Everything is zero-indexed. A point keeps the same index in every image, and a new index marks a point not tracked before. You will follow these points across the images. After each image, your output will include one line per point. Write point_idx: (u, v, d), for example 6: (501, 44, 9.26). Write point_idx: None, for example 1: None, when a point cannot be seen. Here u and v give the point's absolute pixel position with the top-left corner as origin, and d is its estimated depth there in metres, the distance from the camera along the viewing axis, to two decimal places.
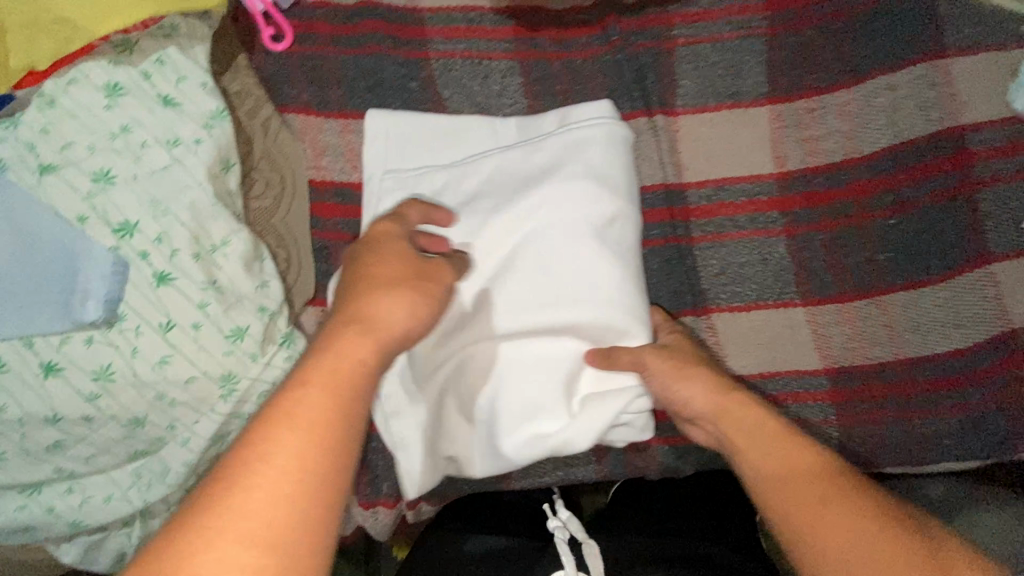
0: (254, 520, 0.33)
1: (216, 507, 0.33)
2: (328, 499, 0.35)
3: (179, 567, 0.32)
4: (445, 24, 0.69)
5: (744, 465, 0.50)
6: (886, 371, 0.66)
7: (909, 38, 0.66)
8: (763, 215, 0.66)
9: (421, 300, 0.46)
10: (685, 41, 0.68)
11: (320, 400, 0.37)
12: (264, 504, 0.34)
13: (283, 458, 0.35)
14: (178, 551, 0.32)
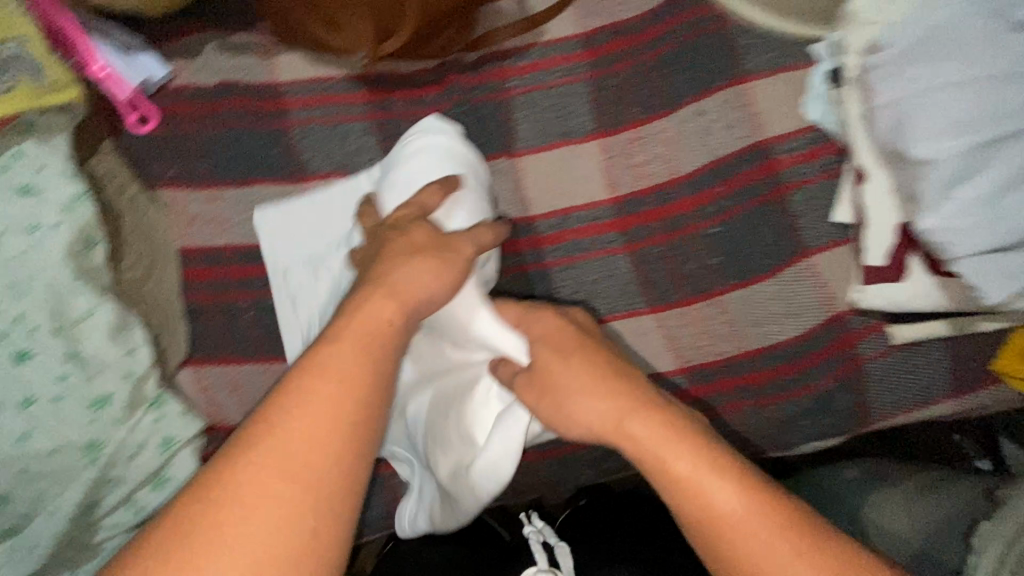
0: (302, 446, 0.43)
1: (262, 442, 0.43)
2: (349, 437, 0.45)
3: (240, 489, 0.42)
4: (303, 95, 0.75)
5: (674, 488, 0.49)
6: (738, 364, 0.74)
7: (712, 70, 0.76)
8: (604, 236, 0.74)
9: (438, 262, 0.57)
10: (518, 91, 0.76)
11: (342, 367, 0.47)
12: (302, 444, 0.44)
13: (311, 398, 0.45)
14: (226, 474, 0.42)
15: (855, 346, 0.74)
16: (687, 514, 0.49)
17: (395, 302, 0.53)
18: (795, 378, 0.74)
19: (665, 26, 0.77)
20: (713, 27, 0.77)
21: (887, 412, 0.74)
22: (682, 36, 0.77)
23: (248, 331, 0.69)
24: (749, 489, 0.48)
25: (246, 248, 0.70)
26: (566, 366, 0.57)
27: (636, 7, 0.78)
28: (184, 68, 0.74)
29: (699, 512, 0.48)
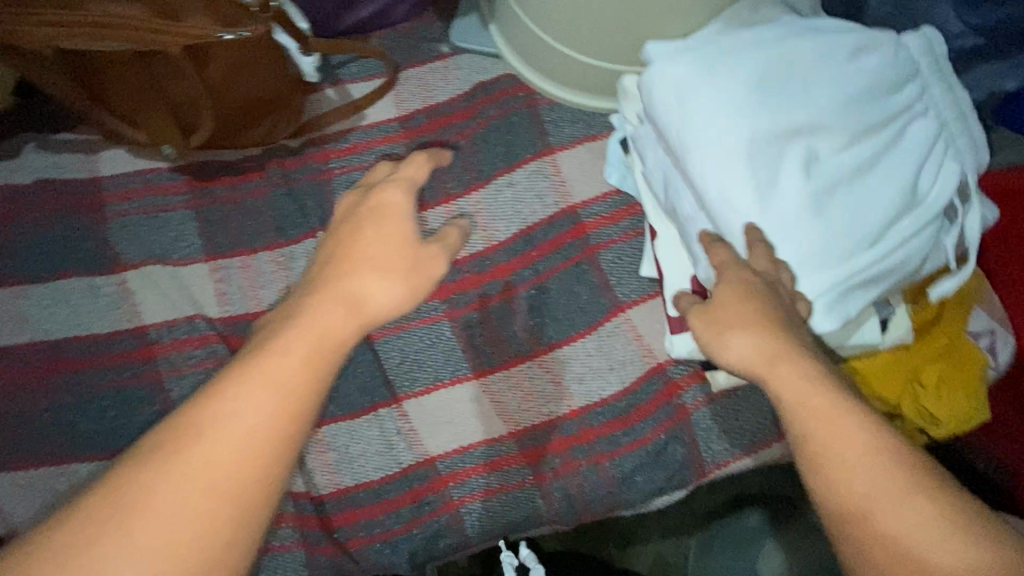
0: (225, 446, 0.40)
1: (189, 440, 0.40)
2: (252, 459, 0.40)
3: (180, 482, 0.39)
4: (121, 188, 0.77)
5: (827, 475, 0.43)
6: (565, 422, 0.74)
7: (520, 143, 0.81)
8: (425, 304, 0.76)
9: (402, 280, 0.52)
10: (339, 172, 0.80)
11: (267, 371, 0.43)
12: (225, 454, 0.40)
13: (256, 404, 0.41)
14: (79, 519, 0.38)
15: (679, 396, 0.75)
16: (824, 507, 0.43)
17: (354, 317, 0.49)
18: (625, 432, 0.74)
19: (478, 106, 0.84)
20: (521, 104, 0.83)
21: (720, 459, 0.74)
22: (493, 115, 0.83)
23: (48, 430, 0.67)
24: (897, 490, 0.40)
25: (51, 344, 0.70)
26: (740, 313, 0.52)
27: (451, 91, 0.85)
28: (3, 171, 0.76)
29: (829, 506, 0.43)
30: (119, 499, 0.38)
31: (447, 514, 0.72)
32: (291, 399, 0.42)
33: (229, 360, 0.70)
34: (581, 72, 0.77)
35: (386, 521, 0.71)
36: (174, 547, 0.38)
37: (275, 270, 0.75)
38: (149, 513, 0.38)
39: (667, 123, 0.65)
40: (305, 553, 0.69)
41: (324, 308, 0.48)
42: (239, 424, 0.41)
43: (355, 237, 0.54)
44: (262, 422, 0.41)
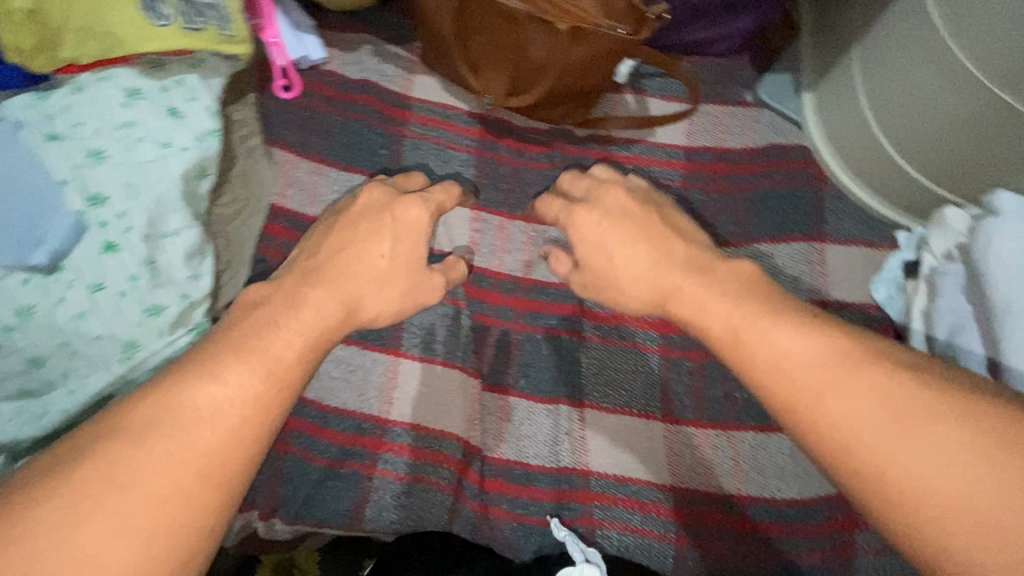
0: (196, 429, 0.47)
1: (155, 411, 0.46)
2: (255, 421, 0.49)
3: (139, 455, 0.44)
4: (425, 113, 0.83)
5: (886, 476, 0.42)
6: (728, 501, 0.73)
7: (794, 220, 0.79)
8: (645, 331, 0.76)
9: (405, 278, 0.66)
10: (613, 176, 0.82)
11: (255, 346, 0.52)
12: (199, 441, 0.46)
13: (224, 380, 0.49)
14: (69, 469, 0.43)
15: (852, 532, 0.72)
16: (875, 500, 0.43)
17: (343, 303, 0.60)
18: (783, 539, 0.72)
19: (766, 165, 0.82)
20: (808, 182, 0.81)
21: None
22: (778, 181, 0.81)
23: None
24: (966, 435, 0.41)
25: None
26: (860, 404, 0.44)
27: (744, 141, 0.84)
28: (338, 58, 0.84)
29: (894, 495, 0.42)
30: (141, 433, 0.45)
31: (584, 528, 0.74)
32: (262, 385, 0.50)
33: (462, 303, 0.76)
34: (897, 181, 0.75)
35: (529, 507, 0.74)
36: (143, 481, 0.43)
37: (525, 240, 0.79)
38: (167, 449, 0.45)
39: (995, 285, 0.61)
40: (453, 500, 0.72)
41: (321, 298, 0.59)
42: (215, 407, 0.48)
43: (359, 238, 0.65)
44: (247, 400, 0.49)
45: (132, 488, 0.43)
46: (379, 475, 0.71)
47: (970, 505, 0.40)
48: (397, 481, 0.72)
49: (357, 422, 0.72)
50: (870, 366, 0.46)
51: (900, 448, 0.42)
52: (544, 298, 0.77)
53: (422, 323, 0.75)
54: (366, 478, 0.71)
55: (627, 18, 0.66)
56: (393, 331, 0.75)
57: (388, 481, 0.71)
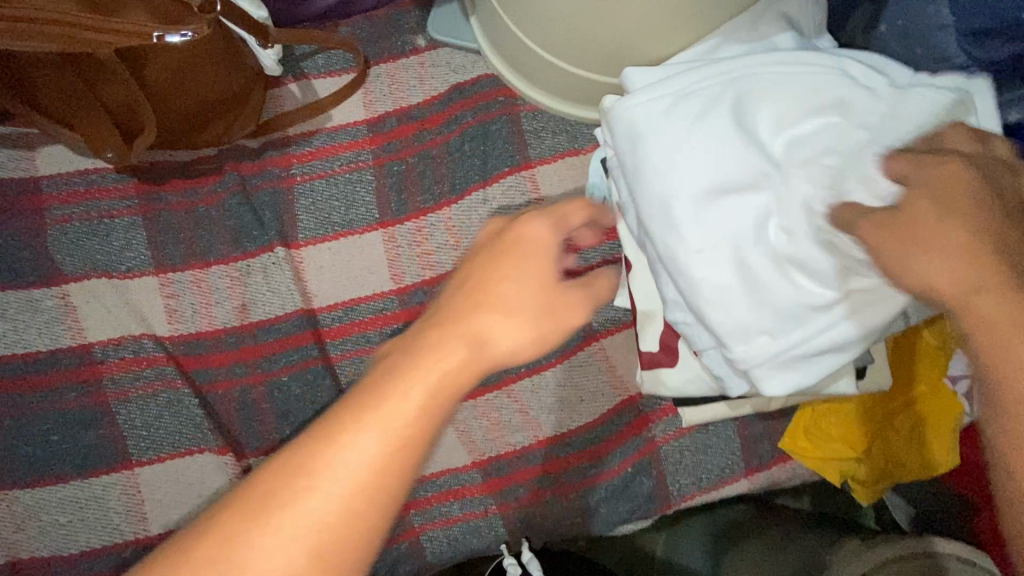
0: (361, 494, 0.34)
1: (342, 458, 0.35)
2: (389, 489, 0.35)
3: (263, 535, 0.33)
4: (63, 190, 0.71)
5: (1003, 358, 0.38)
6: (530, 452, 0.72)
7: (499, 155, 0.76)
8: (390, 327, 0.72)
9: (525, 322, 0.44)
10: (301, 178, 0.74)
11: (415, 398, 0.37)
12: (335, 513, 0.34)
13: (354, 448, 0.35)
14: (195, 555, 0.33)
15: (650, 429, 0.73)
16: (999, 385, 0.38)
17: (469, 355, 0.40)
18: (590, 464, 0.73)
19: (455, 110, 0.77)
20: (501, 110, 0.77)
21: (686, 492, 0.74)
22: (471, 120, 0.77)
23: None
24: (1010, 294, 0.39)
25: None
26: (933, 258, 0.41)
27: (425, 92, 0.78)
28: None
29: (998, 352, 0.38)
30: (260, 501, 0.34)
31: (407, 541, 0.71)
32: (390, 454, 0.35)
33: (178, 383, 0.67)
34: (565, 83, 0.72)
35: None
36: (313, 551, 0.33)
37: (230, 285, 0.71)
38: (281, 527, 0.33)
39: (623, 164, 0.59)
40: None
41: (455, 340, 0.40)
42: (329, 482, 0.34)
43: (492, 260, 0.45)
44: (357, 465, 0.35)
45: (304, 556, 0.33)
46: None
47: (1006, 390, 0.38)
48: None
49: None
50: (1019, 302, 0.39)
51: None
52: (272, 337, 0.70)
53: (144, 422, 0.66)
54: None
55: (189, 17, 0.56)
56: (115, 445, 0.65)
57: None
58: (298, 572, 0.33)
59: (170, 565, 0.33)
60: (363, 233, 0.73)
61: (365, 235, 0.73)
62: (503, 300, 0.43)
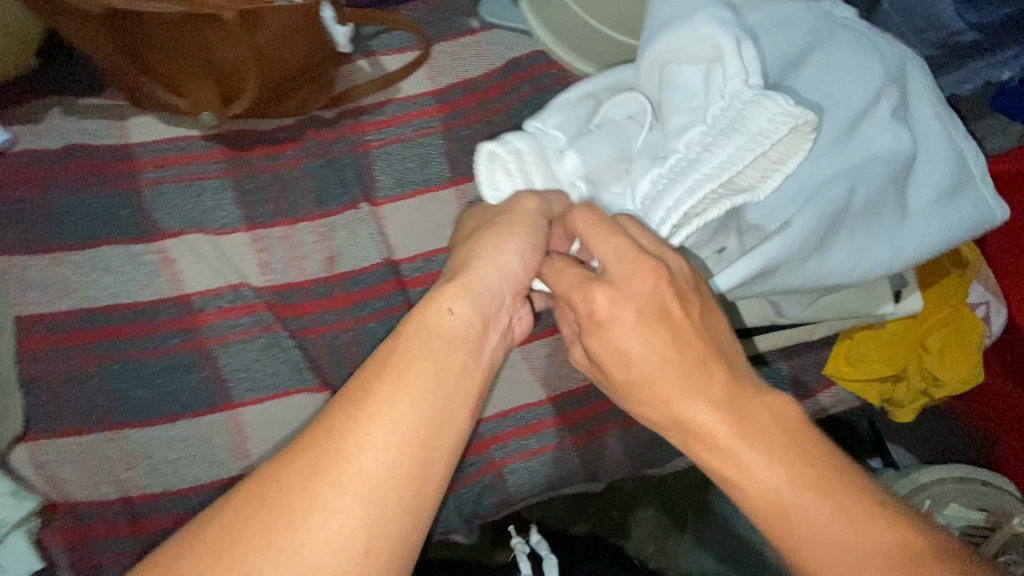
0: (364, 476, 0.40)
1: (318, 450, 0.41)
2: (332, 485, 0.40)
3: (282, 533, 0.38)
4: (155, 156, 0.75)
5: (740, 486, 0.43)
6: (599, 388, 0.78)
7: None
8: None
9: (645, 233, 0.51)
10: (376, 143, 0.80)
11: (418, 370, 0.44)
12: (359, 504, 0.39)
13: (371, 443, 0.41)
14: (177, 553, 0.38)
15: None
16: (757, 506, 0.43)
17: (480, 313, 0.48)
18: None
19: (511, 82, 0.84)
20: (555, 80, 0.85)
21: None
22: (529, 89, 0.84)
23: (86, 398, 0.66)
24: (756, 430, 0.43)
25: (92, 311, 0.68)
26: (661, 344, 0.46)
27: (485, 66, 0.85)
28: (25, 134, 0.73)
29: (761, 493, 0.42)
30: (254, 504, 0.39)
31: (490, 474, 0.76)
32: (381, 475, 0.40)
33: (276, 327, 0.71)
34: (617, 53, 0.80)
35: None
36: (338, 536, 0.39)
37: (317, 239, 0.76)
38: (311, 518, 0.39)
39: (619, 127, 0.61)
40: None
41: (415, 332, 0.46)
42: (366, 476, 0.40)
43: (486, 238, 0.51)
44: (390, 462, 0.41)
45: (330, 538, 0.38)
46: None
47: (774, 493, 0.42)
48: None
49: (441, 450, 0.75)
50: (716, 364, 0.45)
51: (806, 499, 0.41)
52: (358, 287, 0.75)
53: (244, 364, 0.70)
54: None
55: None
56: (215, 386, 0.69)
57: None
58: (337, 561, 0.38)
59: (188, 547, 0.38)
60: (436, 191, 0.79)
61: (438, 192, 0.79)
62: (458, 312, 0.47)
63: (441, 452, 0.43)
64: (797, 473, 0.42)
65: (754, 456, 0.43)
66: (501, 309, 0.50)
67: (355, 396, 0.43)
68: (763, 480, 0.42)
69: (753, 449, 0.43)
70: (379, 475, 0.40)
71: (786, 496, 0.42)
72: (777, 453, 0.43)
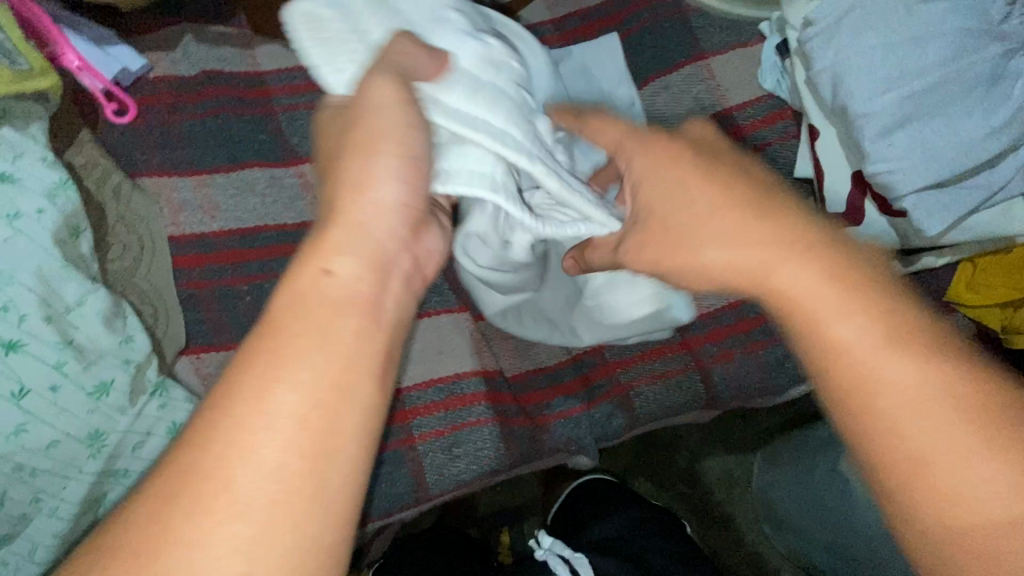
0: (251, 477, 0.33)
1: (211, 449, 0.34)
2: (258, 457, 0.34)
3: (214, 523, 0.32)
4: (287, 83, 0.75)
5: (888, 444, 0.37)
6: (721, 313, 0.79)
7: (677, 47, 0.83)
8: None
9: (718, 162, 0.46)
10: None
11: (288, 325, 0.36)
12: (255, 488, 0.33)
13: (236, 428, 0.34)
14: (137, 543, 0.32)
15: None
16: (897, 483, 0.36)
17: (373, 242, 0.41)
18: (780, 321, 0.78)
19: (630, 11, 0.84)
20: (674, 9, 0.84)
21: None
22: (647, 18, 0.83)
23: (242, 315, 0.67)
24: (896, 343, 0.38)
25: (242, 232, 0.69)
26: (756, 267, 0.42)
27: None
28: (161, 59, 0.73)
29: (906, 462, 0.36)
30: (183, 488, 0.33)
31: (619, 397, 0.77)
32: (293, 423, 0.34)
33: None
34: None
35: (563, 400, 0.75)
36: (244, 547, 0.32)
37: None
38: (198, 521, 0.33)
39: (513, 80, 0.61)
40: (500, 428, 0.71)
41: (336, 260, 0.39)
42: (250, 467, 0.33)
43: (343, 150, 0.44)
44: (275, 440, 0.34)
45: (245, 537, 0.32)
46: (421, 441, 0.69)
47: (945, 453, 0.35)
48: (439, 437, 0.70)
49: (551, 373, 0.76)
50: (804, 257, 0.41)
51: (941, 444, 0.35)
52: None
53: None
54: (409, 450, 0.69)
55: None
56: None
57: (431, 441, 0.70)
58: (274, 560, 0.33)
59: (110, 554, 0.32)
60: None
61: None
62: (341, 271, 0.39)
63: (336, 441, 0.35)
64: (927, 377, 0.37)
65: (914, 411, 0.36)
66: (404, 247, 0.43)
67: (240, 382, 0.35)
68: (886, 377, 0.37)
69: (900, 385, 0.37)
70: (283, 446, 0.34)
71: (905, 411, 0.36)
72: (881, 332, 0.38)
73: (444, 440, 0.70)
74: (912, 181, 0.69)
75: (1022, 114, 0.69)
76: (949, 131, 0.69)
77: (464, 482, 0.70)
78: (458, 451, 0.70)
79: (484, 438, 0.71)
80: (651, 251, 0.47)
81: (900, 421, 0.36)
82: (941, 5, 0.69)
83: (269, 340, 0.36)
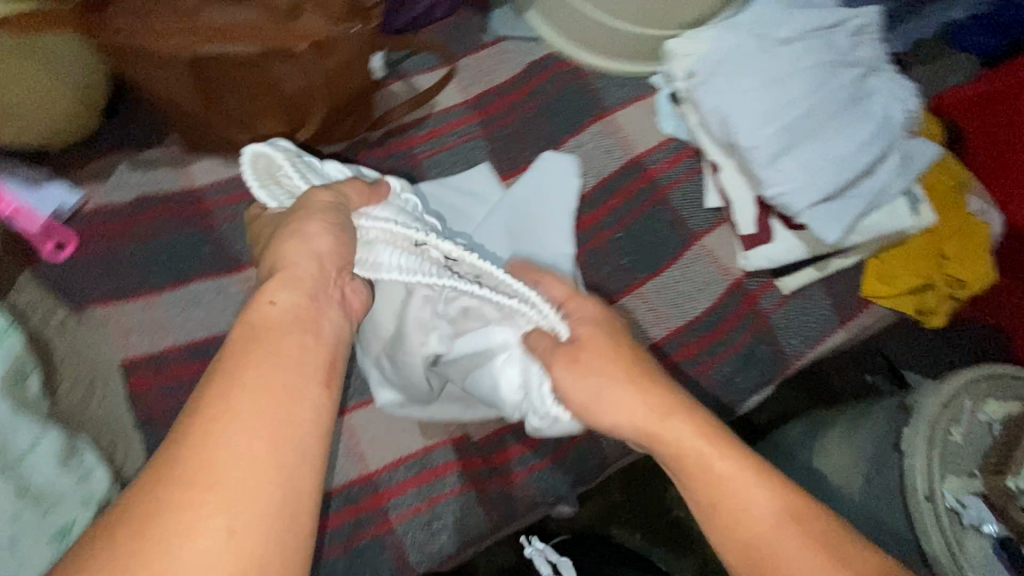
0: (251, 468, 0.43)
1: (203, 455, 0.42)
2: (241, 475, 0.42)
3: (206, 519, 0.40)
4: (223, 193, 0.78)
5: (722, 496, 0.52)
6: (668, 341, 0.83)
7: (583, 109, 0.91)
8: None
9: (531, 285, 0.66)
10: (426, 154, 0.87)
11: (270, 346, 0.49)
12: (245, 489, 0.42)
13: (235, 432, 0.43)
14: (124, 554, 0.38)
15: (758, 304, 0.86)
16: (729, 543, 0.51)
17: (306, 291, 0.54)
18: (722, 340, 0.84)
19: (536, 82, 0.92)
20: (574, 75, 0.93)
21: (799, 351, 0.86)
22: (552, 87, 0.92)
23: None
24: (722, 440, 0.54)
25: (193, 345, 0.71)
26: (602, 343, 0.59)
27: (509, 72, 0.93)
28: (97, 191, 0.76)
29: (726, 511, 0.51)
30: (194, 488, 0.41)
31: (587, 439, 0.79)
32: (269, 445, 0.44)
33: None
34: (625, 46, 0.90)
35: (535, 452, 0.77)
36: (233, 529, 0.40)
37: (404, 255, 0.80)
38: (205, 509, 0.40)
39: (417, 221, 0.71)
40: (476, 493, 0.73)
41: (283, 296, 0.53)
42: (235, 479, 0.42)
43: (283, 236, 0.58)
44: (264, 457, 0.43)
45: (223, 551, 0.39)
46: (399, 522, 0.71)
47: (772, 533, 0.49)
48: (417, 513, 0.71)
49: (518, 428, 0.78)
50: (685, 416, 0.55)
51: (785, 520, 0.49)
52: None
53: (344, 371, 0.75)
54: (389, 532, 0.70)
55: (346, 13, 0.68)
56: None
57: (409, 520, 0.71)
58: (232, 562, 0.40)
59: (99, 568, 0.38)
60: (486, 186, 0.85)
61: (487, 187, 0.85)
62: (280, 301, 0.52)
63: (289, 447, 0.45)
64: (783, 496, 0.50)
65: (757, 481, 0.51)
66: (327, 286, 0.56)
67: (188, 430, 0.43)
68: (744, 495, 0.51)
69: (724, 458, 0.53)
70: (255, 449, 0.43)
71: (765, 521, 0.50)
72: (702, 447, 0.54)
73: (425, 515, 0.71)
74: (802, 199, 0.78)
75: (882, 129, 0.80)
76: (826, 152, 0.78)
77: (450, 552, 0.71)
78: (440, 522, 0.72)
79: (463, 504, 0.72)
80: (581, 396, 0.58)
81: (744, 528, 0.50)
82: (798, 48, 0.80)
83: (251, 349, 0.48)
